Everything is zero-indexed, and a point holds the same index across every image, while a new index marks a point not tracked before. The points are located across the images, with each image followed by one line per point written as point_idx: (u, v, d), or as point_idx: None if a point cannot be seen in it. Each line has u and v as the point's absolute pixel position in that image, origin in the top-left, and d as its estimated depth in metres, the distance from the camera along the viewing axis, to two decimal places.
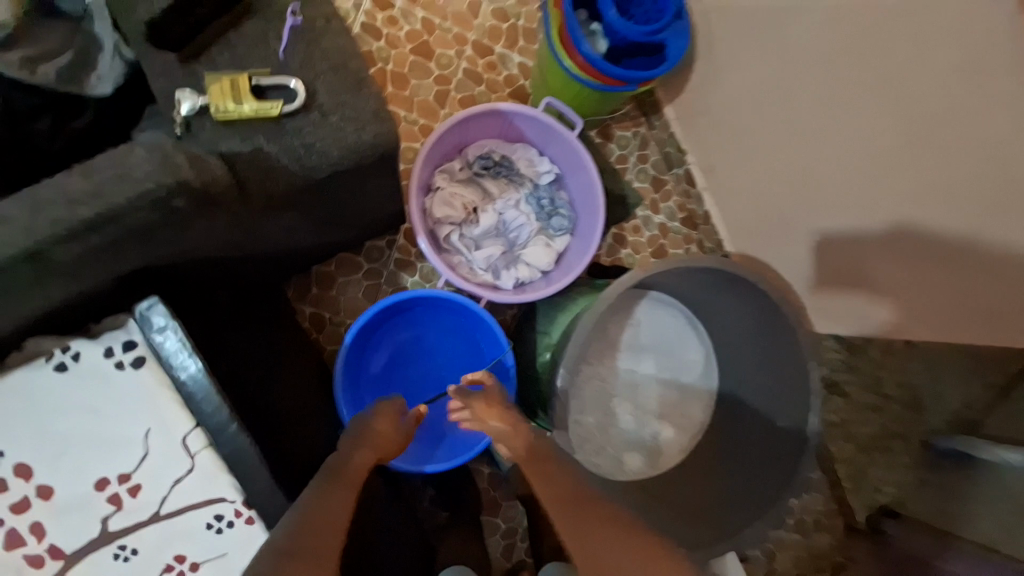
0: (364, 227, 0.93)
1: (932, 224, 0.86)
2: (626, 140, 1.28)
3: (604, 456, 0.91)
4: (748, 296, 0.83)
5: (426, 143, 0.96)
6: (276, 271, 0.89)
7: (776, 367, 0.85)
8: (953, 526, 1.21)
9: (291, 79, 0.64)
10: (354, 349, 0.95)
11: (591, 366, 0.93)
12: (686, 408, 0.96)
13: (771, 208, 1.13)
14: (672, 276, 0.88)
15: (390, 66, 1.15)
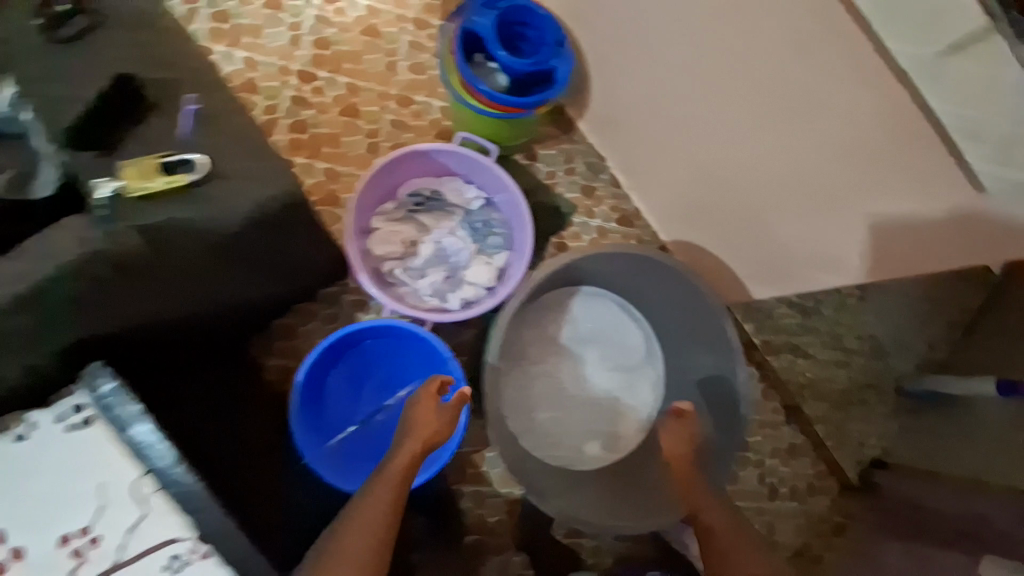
0: (306, 280, 1.02)
1: (811, 184, 0.94)
2: (551, 158, 1.39)
3: (563, 447, 0.98)
4: (666, 274, 0.93)
5: (355, 191, 1.06)
6: (235, 331, 0.96)
7: (706, 334, 0.95)
8: (940, 467, 1.25)
9: (193, 154, 0.79)
10: (308, 389, 1.00)
11: (536, 365, 1.00)
12: (635, 391, 1.03)
13: (688, 195, 1.22)
14: (594, 267, 0.96)
15: (323, 129, 1.27)
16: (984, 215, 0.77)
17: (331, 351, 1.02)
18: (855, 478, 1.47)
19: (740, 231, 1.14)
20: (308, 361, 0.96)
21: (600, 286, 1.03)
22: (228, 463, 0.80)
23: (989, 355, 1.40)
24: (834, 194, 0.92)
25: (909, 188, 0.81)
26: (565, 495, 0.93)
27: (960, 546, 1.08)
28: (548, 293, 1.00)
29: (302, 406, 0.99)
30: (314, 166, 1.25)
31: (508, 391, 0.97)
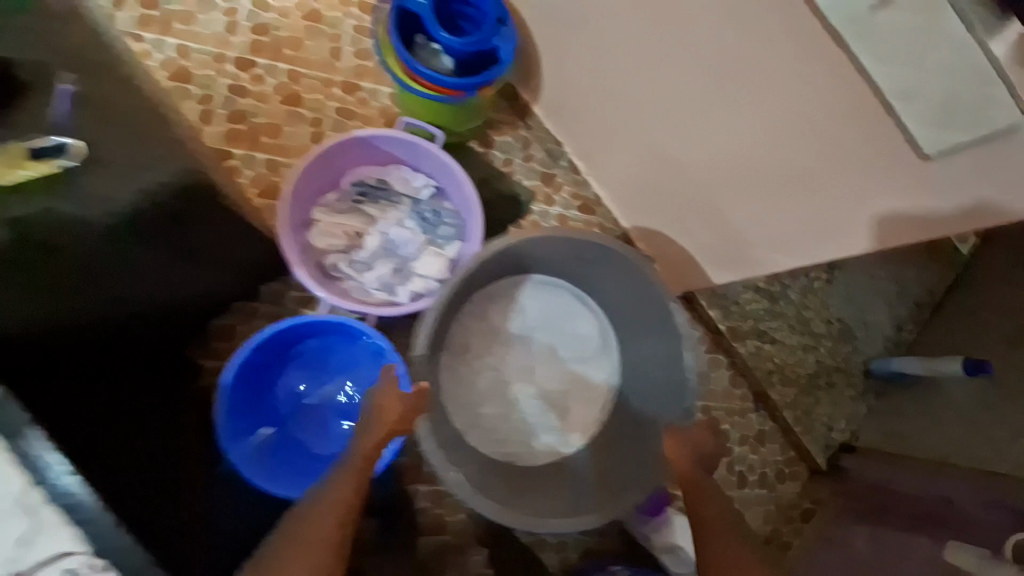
0: (229, 274, 0.99)
1: (759, 164, 0.91)
2: (507, 144, 1.33)
3: (512, 442, 1.02)
4: (608, 261, 0.95)
5: (290, 180, 1.00)
6: (175, 334, 0.94)
7: (654, 323, 0.97)
8: (910, 451, 1.24)
9: (66, 139, 0.69)
10: (239, 391, 0.95)
11: (482, 359, 1.04)
12: (588, 385, 1.06)
13: (644, 180, 1.18)
14: (540, 253, 0.98)
15: (262, 119, 1.21)
16: (934, 199, 0.75)
17: (265, 351, 0.97)
18: (824, 463, 1.44)
19: (698, 215, 1.11)
20: (236, 361, 0.91)
21: (549, 276, 1.06)
22: (152, 470, 0.75)
23: (956, 337, 1.39)
24: (783, 173, 0.89)
25: (857, 166, 0.79)
26: (509, 490, 0.95)
27: (924, 530, 1.08)
28: (495, 285, 1.03)
29: (232, 409, 0.94)
30: (254, 158, 1.19)
31: (453, 386, 1.01)
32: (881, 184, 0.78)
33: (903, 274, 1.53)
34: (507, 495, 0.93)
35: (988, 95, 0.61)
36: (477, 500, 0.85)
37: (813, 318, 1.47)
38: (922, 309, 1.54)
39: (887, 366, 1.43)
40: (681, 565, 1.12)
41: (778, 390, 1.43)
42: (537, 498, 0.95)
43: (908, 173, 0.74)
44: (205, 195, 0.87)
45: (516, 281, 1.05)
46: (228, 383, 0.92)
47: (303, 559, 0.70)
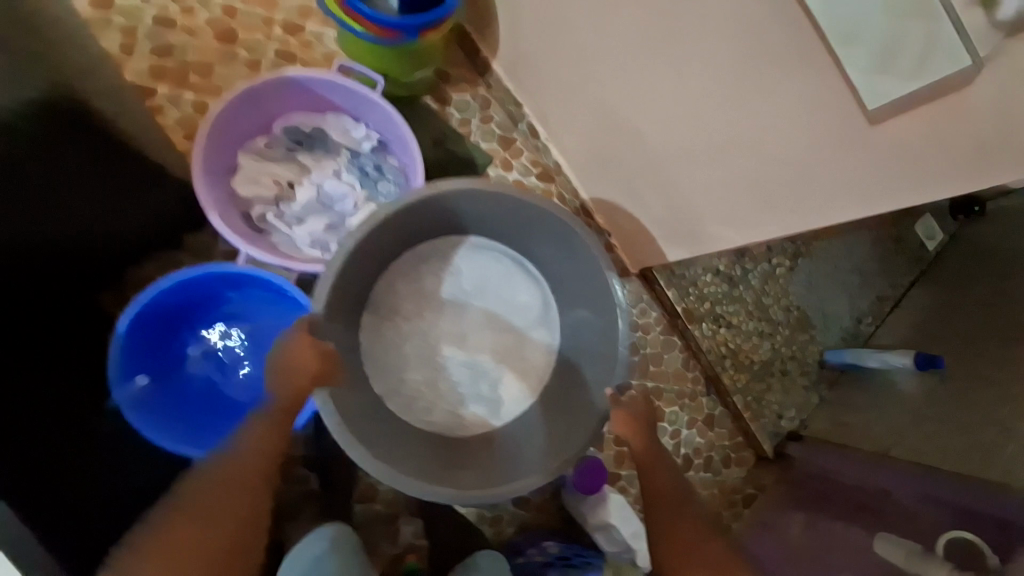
0: (116, 201, 0.87)
1: (714, 130, 0.87)
2: (465, 103, 1.25)
3: (438, 412, 1.04)
4: (550, 231, 0.98)
5: (208, 117, 0.92)
6: (70, 270, 0.84)
7: (592, 294, 1.00)
8: (854, 441, 1.22)
9: None
10: (137, 342, 0.89)
11: (411, 323, 1.06)
12: (524, 354, 1.07)
13: (602, 147, 1.12)
14: (473, 204, 0.97)
15: (191, 55, 1.12)
16: (886, 170, 0.71)
17: (169, 302, 0.91)
18: (771, 451, 1.41)
19: (655, 186, 1.05)
20: (134, 309, 0.84)
21: (485, 239, 1.06)
22: (52, 414, 0.70)
23: (915, 333, 1.37)
24: (735, 139, 0.84)
25: (807, 132, 0.75)
26: (430, 455, 0.97)
27: (859, 520, 1.07)
28: (425, 245, 1.05)
29: (127, 362, 0.87)
30: (181, 97, 1.11)
31: (379, 349, 1.04)
32: (833, 153, 0.74)
33: (865, 266, 1.51)
34: (420, 466, 0.91)
35: (934, 32, 0.56)
36: (382, 472, 0.82)
37: (772, 304, 1.44)
38: (884, 303, 1.52)
39: (841, 357, 1.41)
40: (615, 543, 1.10)
41: (730, 375, 1.39)
42: (451, 473, 0.93)
43: (864, 140, 0.70)
44: (100, 125, 0.80)
45: (448, 243, 1.06)
46: (123, 332, 0.85)
47: (222, 513, 0.66)
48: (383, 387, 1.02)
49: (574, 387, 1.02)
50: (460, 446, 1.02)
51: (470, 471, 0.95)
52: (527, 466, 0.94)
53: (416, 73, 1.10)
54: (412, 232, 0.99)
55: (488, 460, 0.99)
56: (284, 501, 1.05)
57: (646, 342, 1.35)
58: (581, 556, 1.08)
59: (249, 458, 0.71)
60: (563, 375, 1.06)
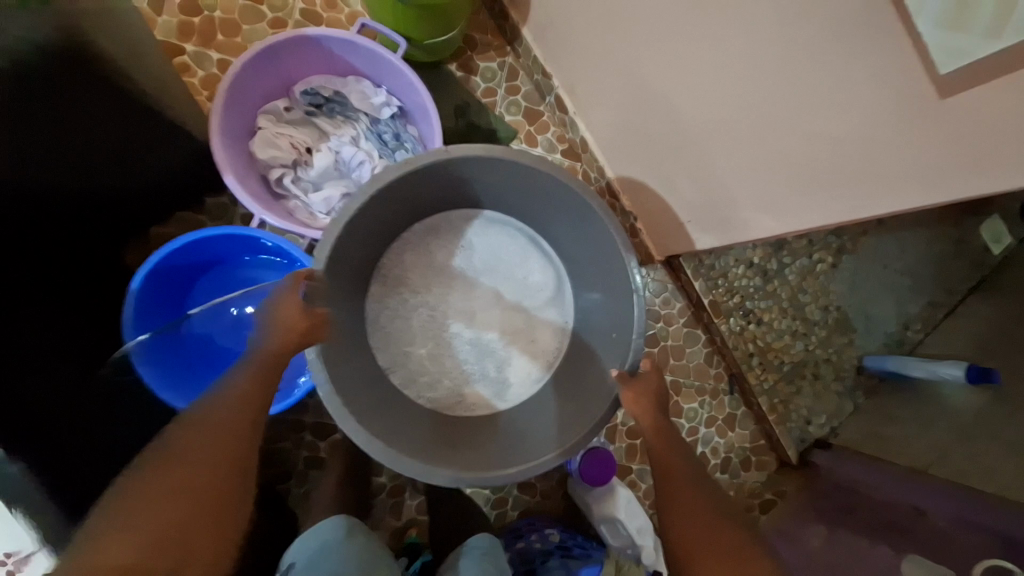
0: (142, 160, 0.88)
1: (750, 101, 0.79)
2: (491, 72, 1.20)
3: (441, 388, 1.04)
4: (566, 207, 0.93)
5: (228, 76, 0.90)
6: (95, 225, 0.85)
7: (607, 276, 0.95)
8: (888, 454, 1.13)
9: None
10: (148, 300, 0.90)
11: (420, 297, 1.07)
12: (536, 338, 1.08)
13: (631, 123, 1.05)
14: (486, 175, 0.94)
15: (217, 14, 1.12)
16: (954, 153, 0.61)
17: (182, 262, 0.93)
18: (795, 457, 1.31)
19: (687, 165, 0.97)
20: (149, 268, 0.85)
21: (498, 214, 1.07)
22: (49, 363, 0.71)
23: (970, 344, 1.25)
24: (776, 111, 0.76)
25: (860, 104, 0.66)
26: (427, 426, 0.97)
27: (886, 539, 1.00)
28: (436, 217, 1.06)
29: (138, 318, 0.88)
30: (207, 56, 1.12)
31: (385, 319, 1.05)
32: (890, 129, 0.65)
33: (917, 267, 1.38)
34: (413, 440, 0.90)
35: None
36: (368, 444, 0.80)
37: (809, 301, 1.33)
38: (937, 309, 1.38)
39: (883, 364, 1.30)
40: (619, 537, 1.06)
41: (757, 374, 1.30)
42: (444, 450, 0.90)
43: (924, 117, 0.61)
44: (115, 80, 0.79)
45: (460, 217, 1.07)
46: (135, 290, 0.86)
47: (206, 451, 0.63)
48: (387, 356, 1.04)
49: (586, 374, 0.99)
50: (461, 424, 1.02)
51: (463, 451, 0.92)
52: (526, 449, 0.92)
53: (440, 36, 1.05)
54: (422, 200, 0.98)
55: (484, 440, 0.97)
56: (291, 465, 1.06)
57: (667, 334, 1.28)
58: (582, 548, 1.05)
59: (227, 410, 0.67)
60: (575, 359, 1.05)
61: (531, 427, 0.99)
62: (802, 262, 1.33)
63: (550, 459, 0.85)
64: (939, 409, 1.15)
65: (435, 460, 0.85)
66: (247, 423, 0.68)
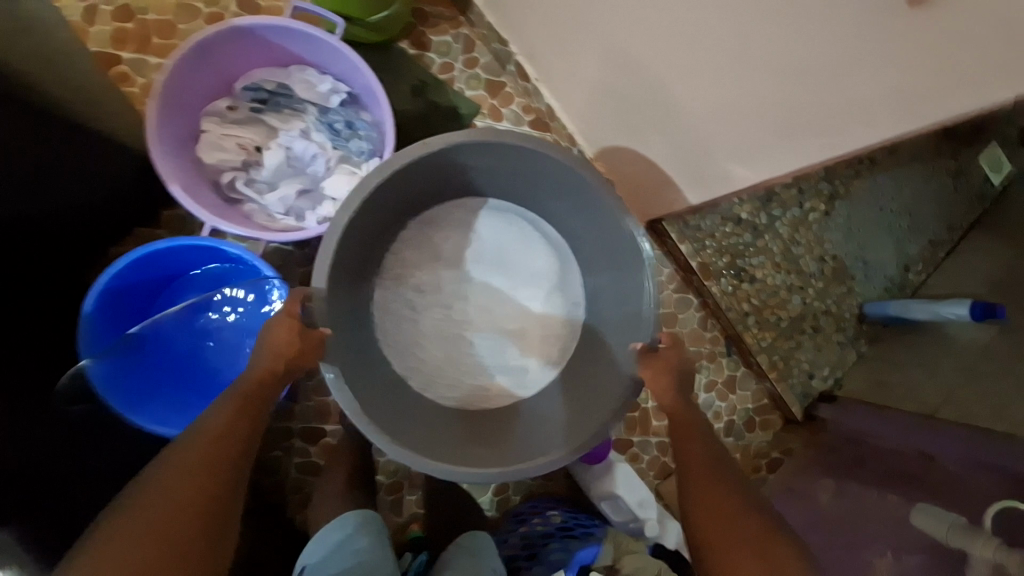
0: (89, 179, 0.84)
1: (712, 41, 0.73)
2: (446, 46, 1.14)
3: (457, 387, 1.01)
4: (563, 182, 0.89)
5: (160, 78, 0.85)
6: (46, 250, 0.82)
7: (617, 254, 0.91)
8: (895, 401, 1.09)
9: None
10: (107, 320, 0.87)
11: (427, 297, 1.03)
12: (547, 327, 1.04)
13: (596, 83, 0.99)
14: (481, 158, 0.89)
15: (151, 15, 1.06)
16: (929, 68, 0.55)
17: (140, 280, 0.90)
18: (800, 413, 1.28)
19: (659, 121, 0.92)
20: (99, 286, 0.82)
21: (502, 202, 1.03)
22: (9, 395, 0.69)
23: (973, 279, 1.20)
24: (739, 49, 0.70)
25: (828, 28, 0.60)
26: (443, 426, 0.94)
27: (895, 487, 0.96)
28: (432, 210, 1.02)
29: (97, 339, 0.86)
30: (146, 62, 1.06)
31: (394, 322, 1.01)
32: (858, 50, 0.59)
33: (917, 205, 1.32)
34: (436, 443, 0.87)
35: None
36: (397, 452, 0.78)
37: (803, 253, 1.28)
38: (938, 248, 1.33)
39: (883, 310, 1.25)
40: (622, 513, 1.05)
41: (753, 334, 1.26)
42: (467, 450, 0.88)
43: (891, 32, 0.55)
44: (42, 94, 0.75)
45: (459, 208, 1.03)
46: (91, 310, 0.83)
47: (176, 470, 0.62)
48: (400, 361, 1.00)
49: (604, 356, 0.95)
50: (483, 420, 0.99)
51: (487, 449, 0.90)
52: (543, 443, 0.89)
53: (383, 12, 0.99)
54: (413, 194, 0.94)
55: (509, 433, 0.94)
56: (285, 473, 1.04)
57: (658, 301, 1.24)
58: (584, 529, 1.02)
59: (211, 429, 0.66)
60: (586, 340, 1.01)
61: (547, 420, 0.96)
62: (794, 213, 1.27)
63: (560, 457, 0.81)
64: (945, 349, 1.11)
65: (465, 463, 0.83)
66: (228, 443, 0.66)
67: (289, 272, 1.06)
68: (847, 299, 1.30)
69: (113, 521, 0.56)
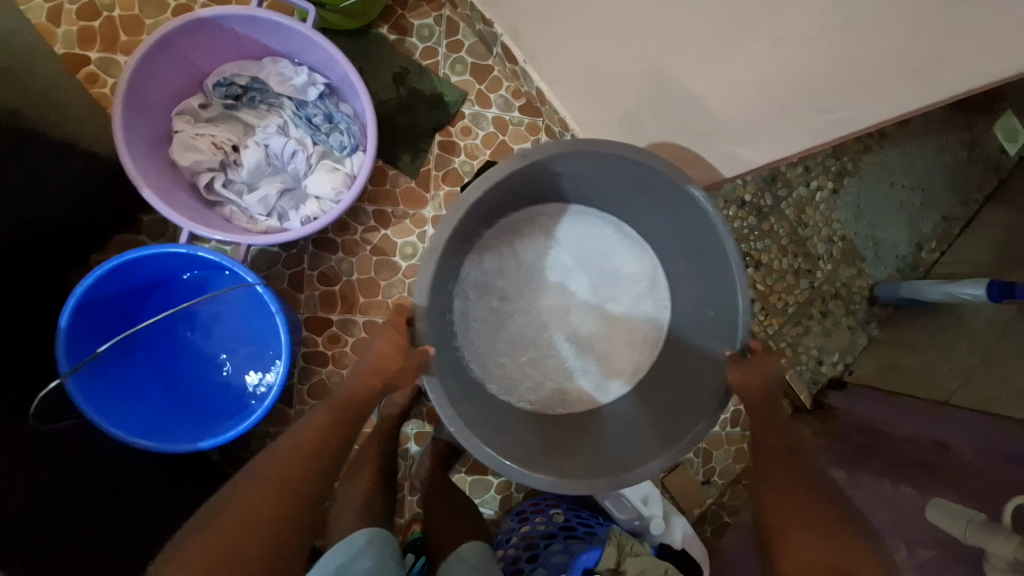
0: (60, 186, 0.81)
1: (701, 11, 0.67)
2: (428, 29, 1.09)
3: (542, 391, 0.99)
4: (643, 183, 0.85)
5: (123, 76, 0.80)
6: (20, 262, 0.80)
7: (705, 255, 0.86)
8: (908, 387, 1.05)
9: None
10: (84, 335, 0.84)
11: (508, 305, 1.00)
12: (633, 332, 1.01)
13: (586, 63, 0.93)
14: (574, 164, 0.84)
15: (118, 12, 1.03)
16: (937, 30, 0.51)
17: (116, 290, 0.87)
18: (809, 401, 1.23)
19: (653, 100, 0.86)
20: (73, 300, 0.79)
21: (584, 206, 1.01)
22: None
23: (991, 255, 1.13)
24: (730, 19, 0.65)
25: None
26: (520, 430, 0.91)
27: (909, 479, 0.92)
28: (506, 219, 0.98)
29: (74, 355, 0.83)
30: (114, 61, 1.02)
31: (473, 330, 0.98)
32: (862, 10, 0.54)
33: (932, 180, 1.25)
34: (520, 446, 0.86)
35: None
36: (506, 469, 0.78)
37: (811, 235, 1.23)
38: (953, 224, 1.26)
39: (895, 292, 1.20)
40: (626, 511, 1.00)
41: (759, 321, 1.21)
42: (555, 455, 0.87)
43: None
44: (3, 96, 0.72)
45: (531, 215, 1.00)
46: (67, 324, 0.80)
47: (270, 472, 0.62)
48: (481, 368, 0.98)
49: (687, 369, 0.92)
50: (562, 424, 0.97)
51: (558, 455, 0.87)
52: (624, 455, 0.86)
53: None
54: (496, 206, 0.91)
55: (595, 437, 0.93)
56: None
57: None
58: (586, 528, 0.99)
59: (307, 437, 0.67)
60: (671, 349, 0.98)
61: (615, 425, 0.96)
62: (801, 192, 1.22)
63: (649, 470, 0.80)
64: (961, 330, 1.06)
65: (542, 468, 0.81)
66: (328, 450, 0.67)
67: (276, 274, 1.03)
68: (861, 282, 1.25)
69: (219, 527, 0.56)
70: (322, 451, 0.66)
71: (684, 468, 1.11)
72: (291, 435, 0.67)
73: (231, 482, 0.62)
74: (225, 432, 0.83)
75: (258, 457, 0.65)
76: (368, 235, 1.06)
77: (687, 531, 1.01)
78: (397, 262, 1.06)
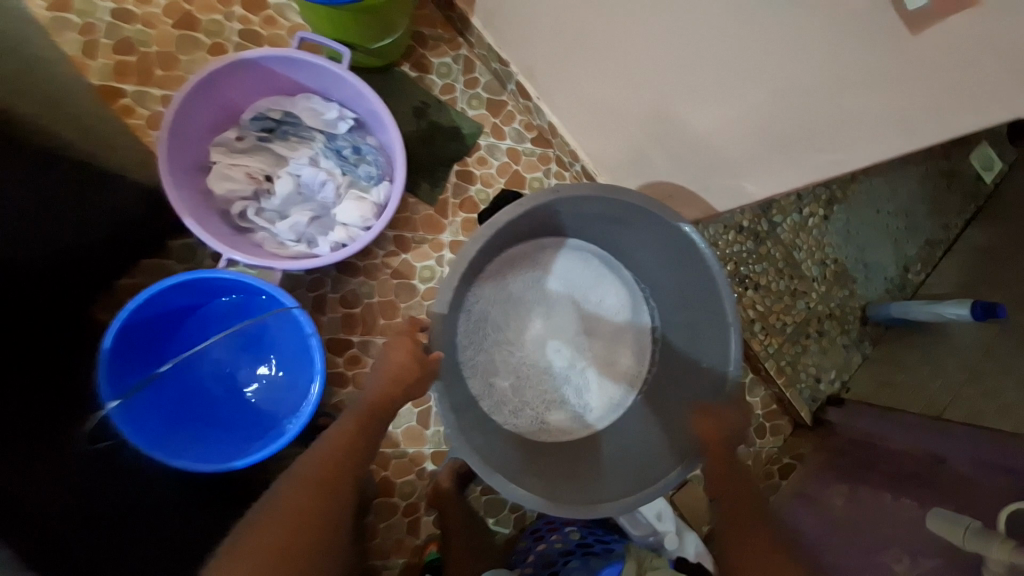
0: (110, 214, 0.88)
1: (706, 64, 0.75)
2: (446, 67, 1.16)
3: (525, 417, 1.03)
4: (631, 222, 0.92)
5: (168, 112, 0.86)
6: (71, 288, 0.85)
7: (693, 291, 0.93)
8: (901, 403, 1.10)
9: None
10: (122, 359, 0.87)
11: (505, 335, 1.05)
12: (616, 364, 1.07)
13: (599, 102, 1.00)
14: (577, 205, 0.91)
15: (153, 49, 1.09)
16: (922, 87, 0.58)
17: (152, 314, 0.90)
18: (809, 418, 1.28)
19: (661, 137, 0.93)
20: (118, 324, 0.82)
21: (581, 242, 1.06)
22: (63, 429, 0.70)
23: (973, 277, 1.21)
24: (733, 70, 0.73)
25: (817, 52, 0.63)
26: (522, 455, 0.95)
27: (908, 491, 0.96)
28: (513, 249, 1.03)
29: (111, 378, 0.85)
30: (149, 94, 1.08)
31: (472, 353, 1.02)
32: (853, 69, 0.62)
33: (914, 207, 1.34)
34: (518, 470, 0.89)
35: None
36: (514, 496, 0.81)
37: (805, 258, 1.30)
38: (935, 248, 1.35)
39: (885, 312, 1.27)
40: (641, 527, 1.01)
41: (760, 340, 1.27)
42: (554, 481, 0.90)
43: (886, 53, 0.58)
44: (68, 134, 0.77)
45: (538, 246, 1.05)
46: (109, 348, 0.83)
47: (304, 471, 0.67)
48: (474, 391, 1.01)
49: (675, 393, 0.98)
50: (555, 449, 1.01)
51: (561, 481, 0.90)
52: (638, 472, 0.91)
53: (384, 40, 1.02)
54: (514, 234, 0.96)
55: (585, 465, 0.97)
56: None
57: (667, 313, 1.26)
58: (603, 543, 1.02)
59: (337, 443, 0.71)
60: (657, 378, 1.04)
61: (618, 443, 1.01)
62: (794, 218, 1.30)
63: (665, 483, 0.85)
64: (949, 348, 1.12)
65: (539, 492, 0.85)
66: (356, 455, 0.71)
67: (300, 297, 1.07)
68: (853, 303, 1.32)
69: (271, 527, 0.59)
70: (354, 458, 0.70)
71: (693, 484, 1.15)
72: (322, 440, 0.72)
73: (277, 483, 0.67)
74: (257, 452, 0.85)
75: (292, 462, 0.70)
76: (389, 259, 1.11)
77: (699, 546, 1.04)
78: (416, 285, 1.11)
